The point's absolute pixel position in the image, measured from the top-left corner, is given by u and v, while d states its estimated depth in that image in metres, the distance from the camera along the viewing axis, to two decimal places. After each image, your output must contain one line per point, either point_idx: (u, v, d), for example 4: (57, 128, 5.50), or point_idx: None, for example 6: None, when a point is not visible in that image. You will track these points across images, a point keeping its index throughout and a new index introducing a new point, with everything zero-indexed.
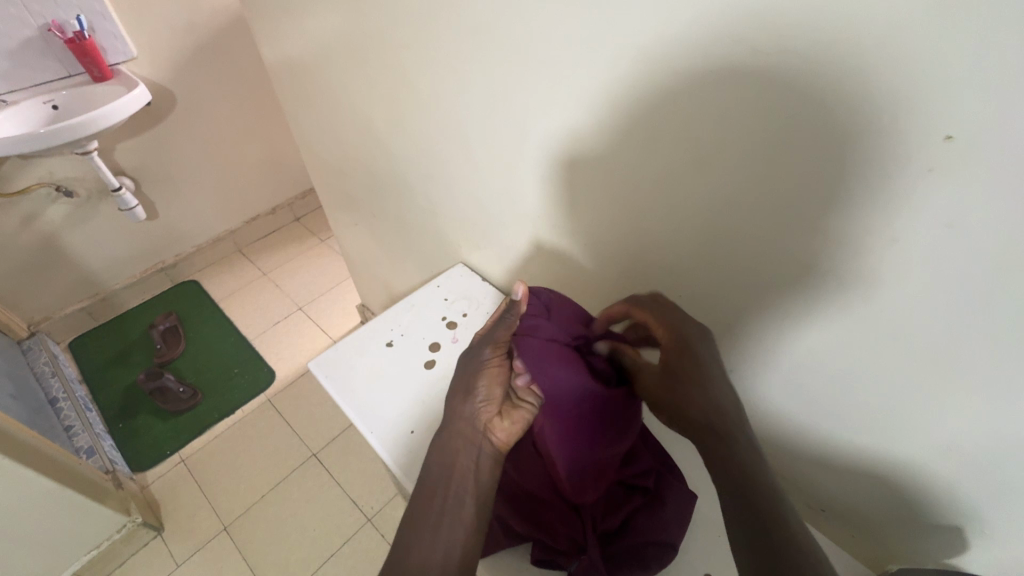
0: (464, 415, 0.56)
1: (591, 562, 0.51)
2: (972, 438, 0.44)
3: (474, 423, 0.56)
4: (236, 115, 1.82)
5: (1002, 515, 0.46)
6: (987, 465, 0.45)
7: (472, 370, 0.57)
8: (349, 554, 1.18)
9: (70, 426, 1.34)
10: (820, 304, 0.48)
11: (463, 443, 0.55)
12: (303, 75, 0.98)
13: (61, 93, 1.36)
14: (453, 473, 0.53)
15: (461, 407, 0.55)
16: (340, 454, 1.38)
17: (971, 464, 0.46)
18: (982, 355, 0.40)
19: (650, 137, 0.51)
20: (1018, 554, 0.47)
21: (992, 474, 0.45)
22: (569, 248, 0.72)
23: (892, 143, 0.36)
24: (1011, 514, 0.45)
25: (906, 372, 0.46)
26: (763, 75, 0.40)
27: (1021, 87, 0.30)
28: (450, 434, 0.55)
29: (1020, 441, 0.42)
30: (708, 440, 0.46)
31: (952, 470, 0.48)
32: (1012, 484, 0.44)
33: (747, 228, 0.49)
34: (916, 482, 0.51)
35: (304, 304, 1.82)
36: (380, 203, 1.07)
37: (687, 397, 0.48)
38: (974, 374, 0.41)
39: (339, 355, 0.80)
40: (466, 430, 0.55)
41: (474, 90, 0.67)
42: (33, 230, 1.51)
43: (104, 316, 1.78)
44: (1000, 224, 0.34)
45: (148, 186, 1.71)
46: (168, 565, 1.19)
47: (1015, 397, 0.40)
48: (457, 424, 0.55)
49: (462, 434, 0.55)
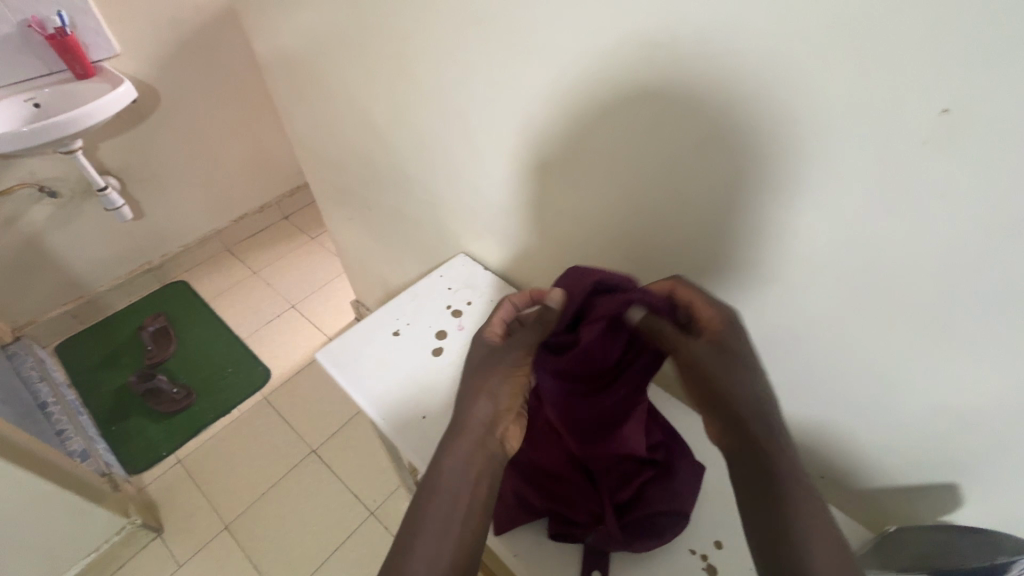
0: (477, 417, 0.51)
1: (609, 532, 0.53)
2: (964, 396, 0.47)
3: (486, 429, 0.52)
4: (222, 112, 1.79)
5: (995, 468, 0.49)
6: (978, 422, 0.48)
7: (496, 369, 0.53)
8: (354, 547, 1.19)
9: (62, 430, 1.32)
10: (820, 277, 0.50)
11: (479, 449, 0.50)
12: (297, 70, 0.98)
13: (43, 92, 1.33)
14: (462, 480, 0.49)
15: (476, 412, 0.52)
16: (340, 448, 1.38)
17: (963, 421, 0.48)
18: (967, 320, 0.43)
19: (652, 121, 0.53)
20: (1010, 506, 0.50)
21: (983, 429, 0.48)
22: (571, 235, 0.73)
23: (889, 116, 0.38)
24: (1000, 466, 0.48)
25: (904, 338, 0.48)
26: (768, 55, 0.41)
27: (1011, 59, 0.31)
28: (465, 441, 0.50)
29: (1010, 397, 0.44)
30: (748, 427, 0.44)
31: (946, 427, 0.50)
32: (1004, 438, 0.47)
33: (748, 205, 0.50)
34: (914, 444, 0.54)
35: (297, 301, 1.81)
36: (377, 196, 1.08)
37: (734, 380, 0.46)
38: (969, 336, 0.44)
39: (345, 345, 0.80)
40: (478, 430, 0.51)
41: (476, 78, 0.68)
42: (15, 232, 1.47)
43: (90, 319, 1.74)
44: (987, 193, 0.37)
45: (133, 186, 1.68)
46: (169, 566, 1.18)
47: (1008, 357, 0.42)
48: (472, 431, 0.51)
49: (470, 435, 0.51)
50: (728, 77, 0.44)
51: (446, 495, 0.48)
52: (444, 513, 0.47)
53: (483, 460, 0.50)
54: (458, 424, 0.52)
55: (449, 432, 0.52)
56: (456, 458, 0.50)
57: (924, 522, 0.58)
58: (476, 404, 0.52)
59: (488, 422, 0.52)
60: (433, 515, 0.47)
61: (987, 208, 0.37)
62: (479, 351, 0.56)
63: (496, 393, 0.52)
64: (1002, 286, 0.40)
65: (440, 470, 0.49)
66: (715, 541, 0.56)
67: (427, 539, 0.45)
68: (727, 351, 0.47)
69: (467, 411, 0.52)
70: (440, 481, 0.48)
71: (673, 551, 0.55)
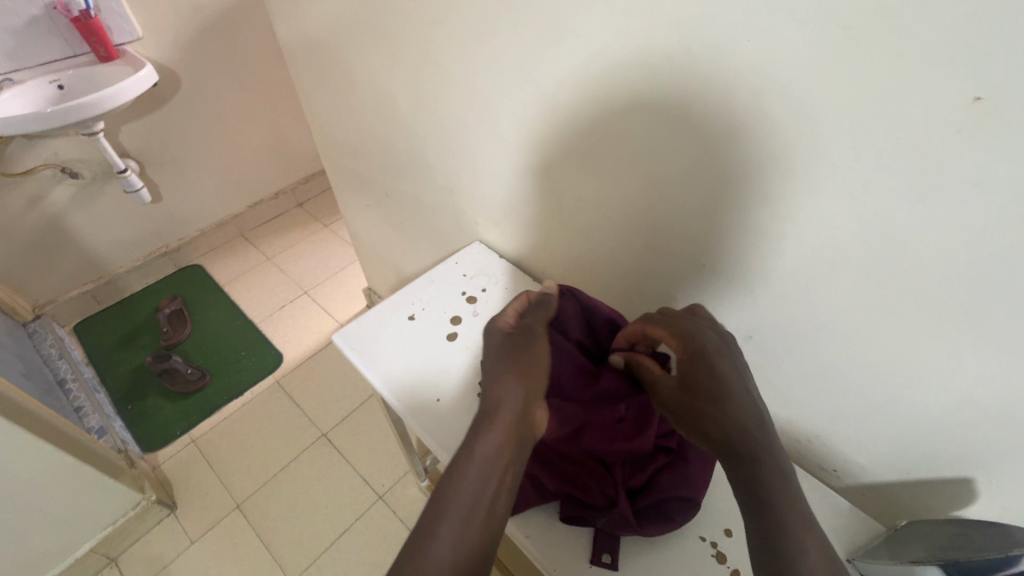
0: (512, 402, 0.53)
1: (623, 515, 0.53)
2: (986, 391, 0.47)
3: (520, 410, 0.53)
4: (240, 97, 1.80)
5: (1011, 463, 0.49)
6: (1000, 415, 0.47)
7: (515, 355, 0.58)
8: (362, 530, 1.21)
9: (80, 407, 1.35)
10: (843, 269, 0.50)
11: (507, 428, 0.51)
12: (320, 55, 0.99)
13: (67, 74, 1.35)
14: (495, 467, 0.48)
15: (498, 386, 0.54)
16: (351, 433, 1.40)
17: (984, 414, 0.48)
18: (990, 312, 0.43)
19: (678, 109, 0.52)
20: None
21: (1003, 423, 0.47)
22: (589, 223, 0.74)
23: (920, 103, 0.38)
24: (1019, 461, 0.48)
25: (926, 330, 0.47)
26: (800, 40, 0.41)
27: None
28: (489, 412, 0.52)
29: None
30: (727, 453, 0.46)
31: (964, 421, 0.50)
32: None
33: (773, 195, 0.50)
34: (932, 437, 0.54)
35: (310, 288, 1.83)
36: (395, 182, 1.08)
37: (706, 414, 0.47)
38: (992, 328, 0.43)
39: (362, 327, 0.81)
40: (512, 415, 0.52)
41: (500, 65, 0.68)
42: (37, 212, 1.50)
43: (108, 300, 1.77)
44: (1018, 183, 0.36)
45: (152, 169, 1.70)
46: (182, 542, 1.21)
47: None
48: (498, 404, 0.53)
49: (505, 417, 0.52)
50: (757, 62, 0.44)
51: (480, 479, 0.47)
52: (475, 496, 0.46)
53: (515, 444, 0.50)
54: (492, 405, 0.53)
55: (480, 418, 0.52)
56: (490, 443, 0.49)
57: (934, 515, 0.58)
58: (511, 387, 0.54)
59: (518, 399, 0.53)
60: (467, 495, 0.46)
61: (1016, 199, 0.37)
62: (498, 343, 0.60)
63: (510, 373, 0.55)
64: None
65: (471, 449, 0.49)
66: (726, 530, 0.56)
67: (457, 521, 0.44)
68: (701, 393, 0.48)
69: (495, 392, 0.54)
70: (468, 460, 0.48)
71: (683, 538, 0.56)
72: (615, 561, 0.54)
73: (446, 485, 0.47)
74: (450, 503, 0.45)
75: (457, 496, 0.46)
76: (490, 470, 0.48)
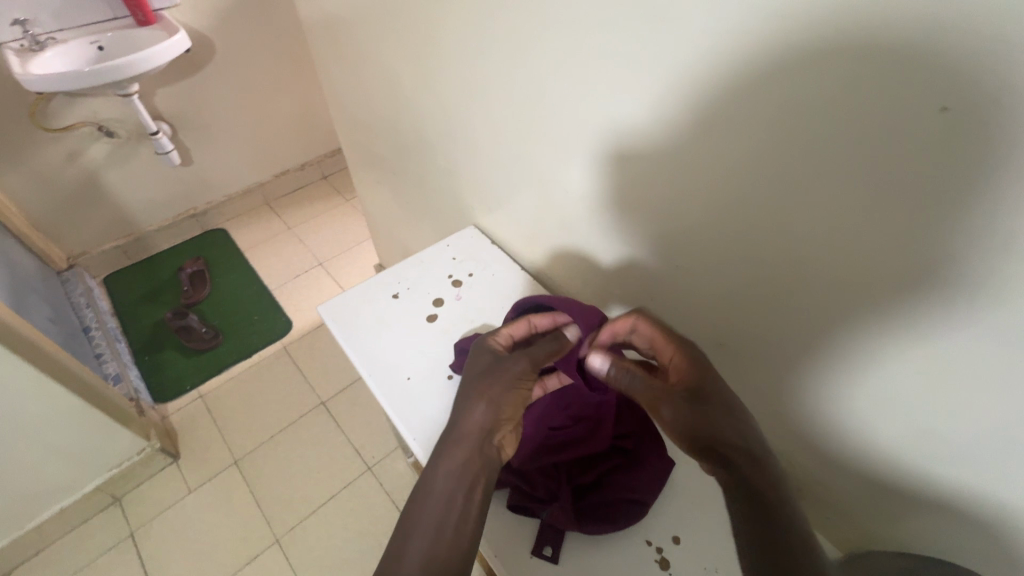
0: (477, 421, 0.52)
1: (562, 510, 0.53)
2: (969, 436, 0.45)
3: (484, 433, 0.51)
4: (272, 67, 1.84)
5: (995, 509, 0.47)
6: (985, 463, 0.45)
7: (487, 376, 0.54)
8: (348, 498, 1.24)
9: (100, 353, 1.43)
10: (810, 285, 0.48)
11: (472, 451, 0.50)
12: (336, 31, 1.00)
13: (106, 36, 1.42)
14: (456, 483, 0.48)
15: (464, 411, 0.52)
16: (348, 404, 1.44)
17: (967, 459, 0.46)
18: (954, 341, 0.41)
19: (659, 103, 0.51)
20: (1004, 548, 0.48)
21: (987, 469, 0.45)
22: (576, 216, 0.73)
23: (885, 118, 0.36)
24: (1001, 507, 0.46)
25: (908, 367, 0.45)
26: (769, 39, 0.40)
27: (1008, 55, 0.29)
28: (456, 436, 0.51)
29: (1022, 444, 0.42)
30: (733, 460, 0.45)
31: (947, 462, 0.48)
32: (1009, 482, 0.44)
33: (745, 198, 0.49)
34: (912, 472, 0.52)
35: (325, 260, 1.87)
36: (402, 162, 1.09)
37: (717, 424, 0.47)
38: (977, 372, 0.41)
39: (347, 301, 0.83)
40: (475, 436, 0.51)
41: (497, 48, 0.67)
42: (75, 166, 1.58)
43: (137, 256, 1.86)
44: (982, 205, 0.35)
45: (185, 133, 1.76)
46: (181, 491, 1.27)
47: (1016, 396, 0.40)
48: (468, 429, 0.51)
49: (466, 440, 0.51)
50: (732, 59, 0.43)
51: (441, 500, 0.47)
52: (440, 519, 0.46)
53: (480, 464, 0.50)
54: (456, 429, 0.52)
55: (444, 439, 0.51)
56: (451, 463, 0.50)
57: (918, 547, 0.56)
58: (473, 409, 0.52)
59: (484, 424, 0.52)
60: (432, 518, 0.46)
61: (980, 224, 0.35)
62: (482, 356, 0.57)
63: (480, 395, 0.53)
64: (989, 308, 0.38)
65: (433, 474, 0.49)
66: (673, 537, 0.55)
67: (425, 538, 0.45)
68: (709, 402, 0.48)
69: (460, 415, 0.52)
70: (432, 486, 0.48)
71: (628, 541, 0.55)
72: (555, 554, 0.54)
73: (412, 508, 0.47)
74: (416, 523, 0.46)
75: (423, 521, 0.46)
76: (453, 491, 0.48)
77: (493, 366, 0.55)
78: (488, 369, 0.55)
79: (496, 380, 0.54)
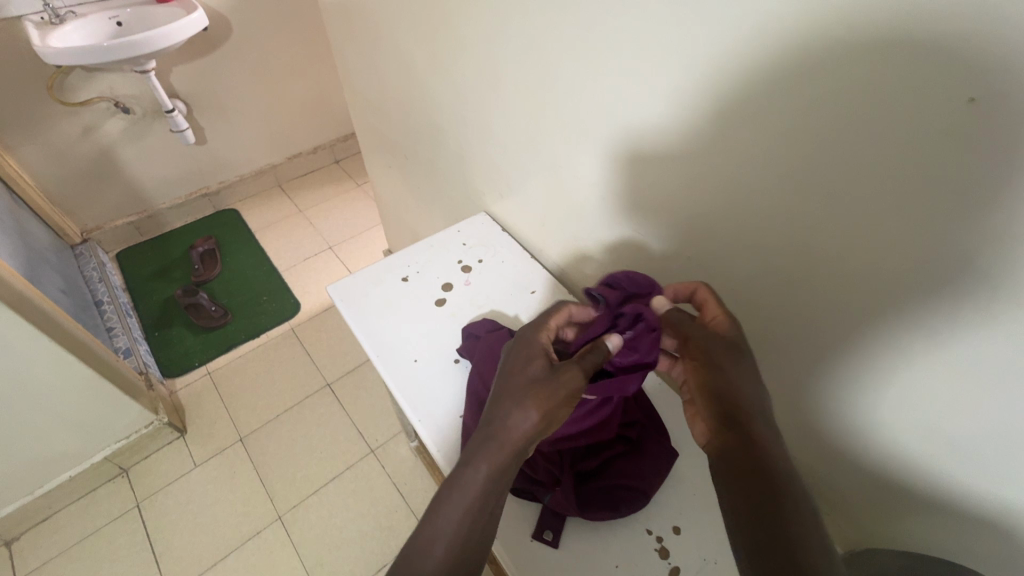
0: (519, 430, 0.47)
1: (564, 494, 0.54)
2: (963, 428, 0.45)
3: (525, 444, 0.47)
4: (287, 49, 1.84)
5: (990, 506, 0.47)
6: (979, 457, 0.45)
7: (534, 384, 0.49)
8: (351, 480, 1.26)
9: (111, 326, 1.45)
10: (820, 279, 0.48)
11: (510, 459, 0.46)
12: (352, 11, 0.99)
13: (125, 11, 1.43)
14: (489, 492, 0.45)
15: (506, 416, 0.47)
16: (353, 387, 1.45)
17: (961, 452, 0.46)
18: (955, 338, 0.41)
19: (675, 90, 0.51)
20: (1001, 546, 0.48)
21: (979, 463, 0.45)
22: (588, 204, 0.73)
23: (904, 110, 0.36)
24: (995, 504, 0.46)
25: (904, 357, 0.45)
26: (788, 26, 0.39)
27: None
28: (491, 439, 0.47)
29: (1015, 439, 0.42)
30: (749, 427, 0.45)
31: (941, 456, 0.48)
32: (1000, 477, 0.44)
33: (760, 189, 0.49)
34: (906, 467, 0.52)
35: (335, 244, 1.88)
36: (414, 146, 1.09)
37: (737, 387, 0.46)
38: (972, 364, 0.41)
39: (356, 283, 0.83)
40: (516, 446, 0.47)
41: (513, 30, 0.66)
42: (90, 141, 1.59)
43: (149, 233, 1.88)
44: (998, 203, 0.34)
45: (198, 111, 1.76)
46: (187, 465, 1.29)
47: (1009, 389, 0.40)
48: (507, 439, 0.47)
49: (507, 448, 0.46)
50: (751, 45, 0.42)
51: (471, 503, 0.44)
52: (464, 525, 0.43)
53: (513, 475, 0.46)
54: (498, 431, 0.47)
55: (481, 436, 0.47)
56: (489, 468, 0.45)
57: (914, 548, 0.56)
58: (518, 416, 0.47)
59: (527, 435, 0.47)
60: (458, 520, 0.43)
61: (994, 222, 0.35)
62: (531, 357, 0.52)
63: (526, 402, 0.48)
64: (995, 307, 0.38)
65: (470, 473, 0.45)
66: (674, 527, 0.56)
67: (452, 542, 0.42)
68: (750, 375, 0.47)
69: (504, 418, 0.47)
70: (464, 484, 0.45)
71: (628, 529, 0.55)
72: (556, 539, 0.54)
73: (439, 501, 0.44)
74: (441, 523, 0.43)
75: (447, 521, 0.43)
76: (485, 496, 0.45)
77: (544, 375, 0.50)
78: (536, 377, 0.49)
79: (547, 390, 0.49)
